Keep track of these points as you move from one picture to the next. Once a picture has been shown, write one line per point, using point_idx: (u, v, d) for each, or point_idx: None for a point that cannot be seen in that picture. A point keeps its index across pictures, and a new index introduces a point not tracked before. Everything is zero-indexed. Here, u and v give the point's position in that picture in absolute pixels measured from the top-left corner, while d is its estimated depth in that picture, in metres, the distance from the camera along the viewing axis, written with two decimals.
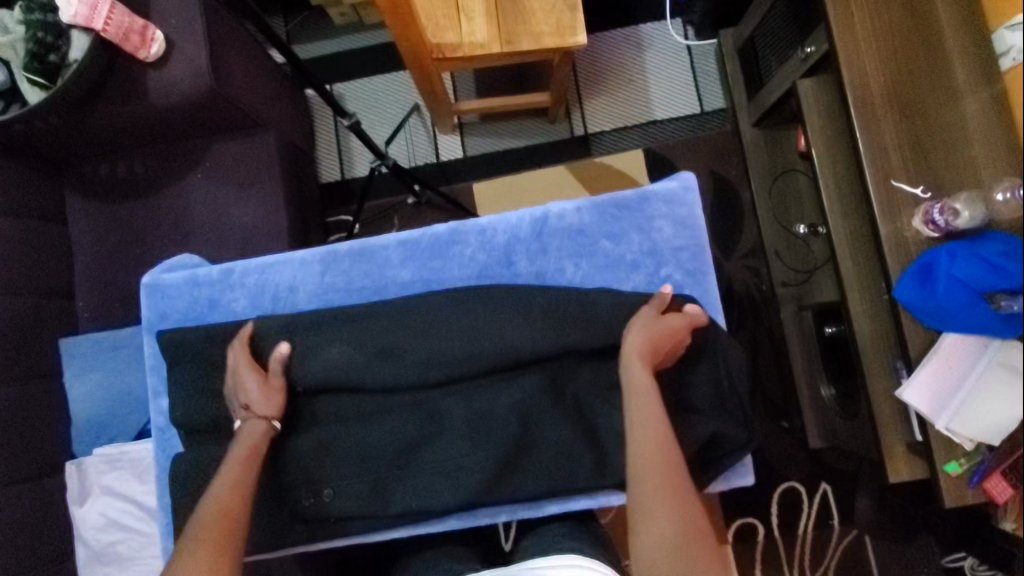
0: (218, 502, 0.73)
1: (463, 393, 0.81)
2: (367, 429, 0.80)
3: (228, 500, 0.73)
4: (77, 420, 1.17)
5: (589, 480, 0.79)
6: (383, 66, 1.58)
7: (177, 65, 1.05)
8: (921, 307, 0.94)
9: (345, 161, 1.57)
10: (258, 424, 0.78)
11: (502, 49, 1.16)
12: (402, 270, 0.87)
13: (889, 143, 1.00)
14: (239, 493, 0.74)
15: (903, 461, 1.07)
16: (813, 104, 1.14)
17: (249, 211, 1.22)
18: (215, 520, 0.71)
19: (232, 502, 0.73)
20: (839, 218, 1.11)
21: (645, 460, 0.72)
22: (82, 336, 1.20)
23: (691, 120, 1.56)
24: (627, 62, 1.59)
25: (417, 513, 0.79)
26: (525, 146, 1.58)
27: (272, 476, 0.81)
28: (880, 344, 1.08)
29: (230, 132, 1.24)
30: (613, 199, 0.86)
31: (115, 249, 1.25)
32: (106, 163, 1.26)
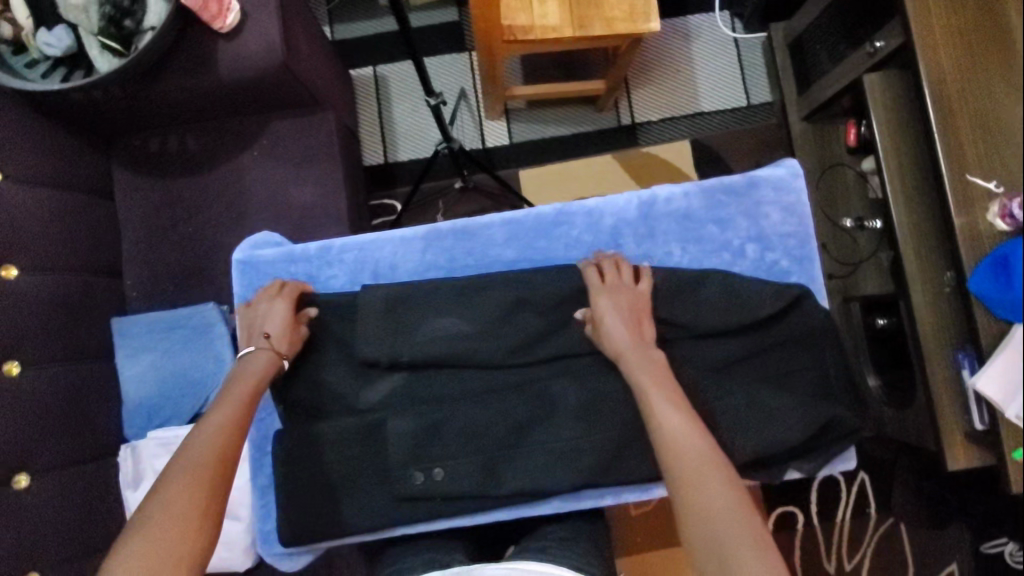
0: (209, 443, 0.70)
1: (575, 375, 0.81)
2: (477, 408, 0.80)
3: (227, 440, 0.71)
4: (129, 401, 1.14)
5: None
6: (429, 49, 1.56)
7: (249, 38, 1.02)
8: (996, 298, 0.96)
9: (390, 143, 1.55)
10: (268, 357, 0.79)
11: (574, 33, 1.15)
12: (505, 251, 0.87)
13: (965, 138, 1.02)
14: (235, 434, 0.73)
15: (962, 450, 1.09)
16: (879, 97, 1.15)
17: (309, 192, 1.19)
18: (208, 462, 0.69)
19: (228, 442, 0.71)
20: (905, 211, 1.13)
21: (676, 437, 0.69)
22: (136, 315, 1.16)
23: (737, 112, 1.57)
24: (674, 53, 1.59)
25: (530, 494, 0.78)
26: (573, 133, 1.57)
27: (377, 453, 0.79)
28: (942, 335, 1.10)
29: (289, 109, 1.20)
30: (719, 183, 0.87)
31: (166, 228, 1.20)
32: (158, 136, 1.21)
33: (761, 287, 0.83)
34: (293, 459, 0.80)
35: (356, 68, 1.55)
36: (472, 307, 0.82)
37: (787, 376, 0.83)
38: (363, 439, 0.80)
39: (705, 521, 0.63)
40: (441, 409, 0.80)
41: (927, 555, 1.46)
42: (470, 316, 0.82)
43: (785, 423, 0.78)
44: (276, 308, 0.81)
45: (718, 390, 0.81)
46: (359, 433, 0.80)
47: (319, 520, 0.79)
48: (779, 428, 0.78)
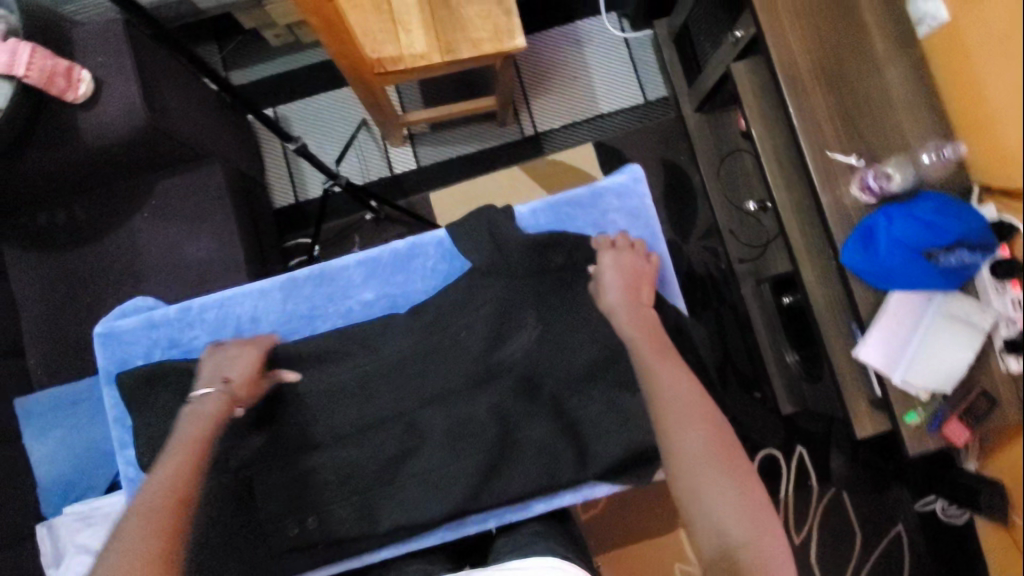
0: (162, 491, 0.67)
1: (441, 404, 0.83)
2: (349, 450, 0.82)
3: (176, 484, 0.68)
4: (42, 480, 1.13)
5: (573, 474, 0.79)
6: (325, 84, 1.57)
7: (109, 104, 1.02)
8: (866, 269, 0.99)
9: (297, 183, 1.55)
10: (220, 400, 0.76)
11: (442, 59, 1.16)
12: (363, 291, 0.88)
13: (822, 117, 1.05)
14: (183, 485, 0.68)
15: (867, 416, 1.12)
16: (748, 86, 1.19)
17: (202, 246, 1.19)
18: (163, 503, 0.66)
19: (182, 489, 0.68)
20: (784, 191, 1.15)
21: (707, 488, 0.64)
22: (39, 392, 1.14)
23: (635, 110, 1.60)
24: (567, 59, 1.61)
25: (407, 529, 0.80)
26: (478, 150, 1.59)
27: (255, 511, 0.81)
28: (834, 308, 1.13)
29: (173, 166, 1.20)
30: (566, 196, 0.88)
31: (63, 300, 1.19)
32: (44, 211, 1.19)
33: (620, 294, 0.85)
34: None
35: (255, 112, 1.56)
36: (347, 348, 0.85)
37: None
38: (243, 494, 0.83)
39: (699, 475, 0.64)
40: (318, 453, 0.83)
41: (871, 519, 1.49)
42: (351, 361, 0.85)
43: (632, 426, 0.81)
44: (247, 354, 0.81)
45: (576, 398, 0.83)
46: (237, 489, 0.82)
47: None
48: (624, 433, 0.81)
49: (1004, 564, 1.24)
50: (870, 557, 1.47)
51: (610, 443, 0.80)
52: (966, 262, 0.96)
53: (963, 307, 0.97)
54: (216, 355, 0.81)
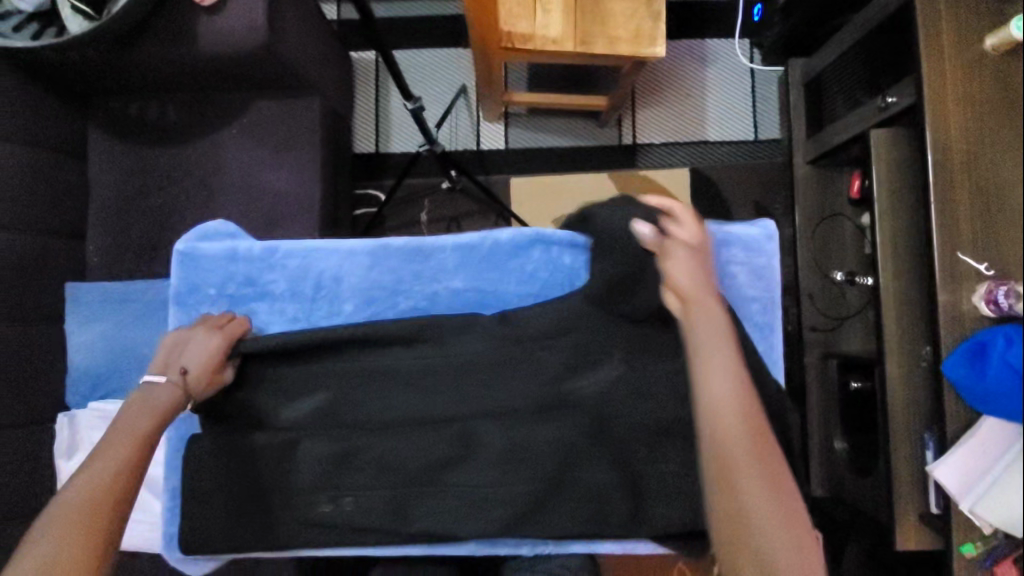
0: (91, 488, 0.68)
1: (505, 419, 0.80)
2: (393, 440, 0.80)
3: (106, 481, 0.68)
4: (74, 370, 1.11)
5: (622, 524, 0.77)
6: (436, 40, 1.51)
7: (231, 13, 0.97)
8: (966, 385, 0.93)
9: (382, 133, 1.51)
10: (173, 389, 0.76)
11: (575, 49, 1.10)
12: (453, 279, 0.84)
13: (963, 213, 0.97)
14: (111, 485, 0.68)
15: (912, 529, 1.06)
16: (884, 155, 1.10)
17: (283, 178, 1.16)
18: (84, 507, 0.66)
19: (110, 491, 0.68)
20: (891, 277, 1.08)
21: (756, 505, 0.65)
22: (91, 282, 1.13)
23: (742, 146, 1.52)
24: (686, 76, 1.53)
25: (439, 536, 0.78)
26: (571, 146, 1.52)
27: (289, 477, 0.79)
28: (910, 410, 1.07)
29: (275, 89, 1.16)
30: None
31: (135, 196, 1.16)
32: (137, 101, 1.16)
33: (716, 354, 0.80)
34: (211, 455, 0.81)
35: (359, 51, 1.51)
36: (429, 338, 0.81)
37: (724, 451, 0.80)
38: (283, 456, 0.80)
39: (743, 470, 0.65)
40: (371, 435, 0.80)
41: None
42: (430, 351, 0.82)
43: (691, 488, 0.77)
44: (202, 344, 0.78)
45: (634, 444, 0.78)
46: (275, 449, 0.80)
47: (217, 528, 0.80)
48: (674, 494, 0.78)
49: None
50: None
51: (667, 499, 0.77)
52: None
53: None
54: (177, 339, 0.80)
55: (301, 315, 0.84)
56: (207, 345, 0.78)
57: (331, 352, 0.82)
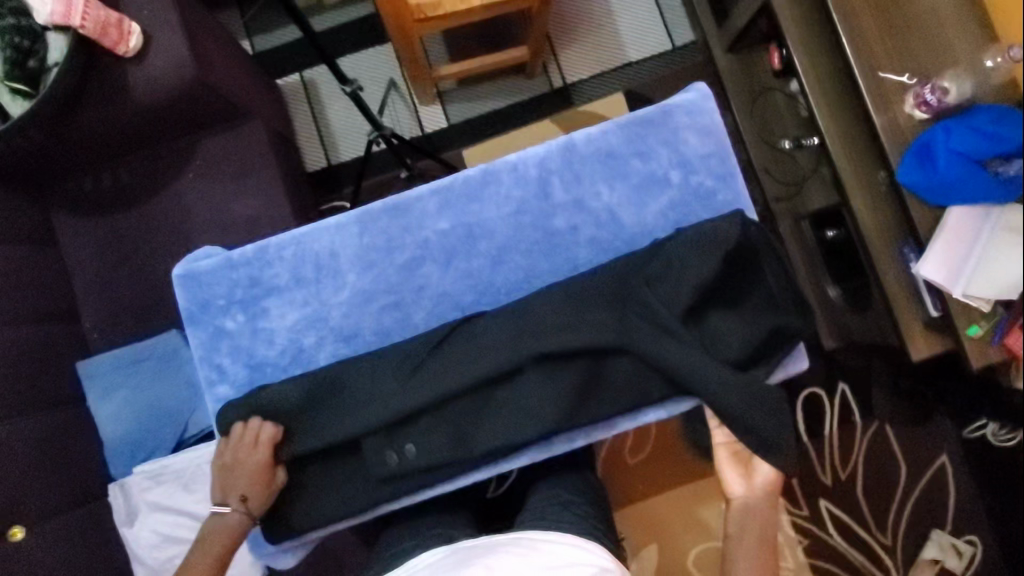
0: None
1: (520, 322, 0.76)
2: (437, 378, 0.75)
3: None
4: (108, 442, 1.14)
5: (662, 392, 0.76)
6: (352, 44, 1.55)
7: (156, 57, 1.01)
8: (925, 184, 1.00)
9: (328, 146, 1.54)
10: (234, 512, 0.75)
11: (482, 1, 1.16)
12: (439, 221, 0.82)
13: (871, 38, 1.04)
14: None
15: (921, 337, 1.12)
16: (790, 15, 1.17)
17: (250, 204, 1.19)
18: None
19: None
20: (830, 120, 1.15)
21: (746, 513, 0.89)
22: (99, 355, 1.15)
23: (664, 56, 1.59)
24: (592, 8, 1.60)
25: (500, 452, 0.76)
26: (507, 104, 1.58)
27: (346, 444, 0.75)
28: (885, 233, 1.13)
29: (215, 125, 1.19)
30: (635, 115, 0.82)
31: (115, 264, 1.19)
32: (89, 175, 1.19)
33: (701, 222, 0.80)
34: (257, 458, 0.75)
35: (283, 76, 1.55)
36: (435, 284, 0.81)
37: (739, 298, 0.79)
38: (321, 432, 0.76)
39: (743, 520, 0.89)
40: (399, 388, 0.75)
41: (914, 451, 1.50)
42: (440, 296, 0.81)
43: (729, 333, 0.77)
44: (246, 466, 0.74)
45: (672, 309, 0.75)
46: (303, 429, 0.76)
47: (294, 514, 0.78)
48: (726, 339, 0.77)
49: None
50: (916, 487, 1.50)
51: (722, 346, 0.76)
52: None
53: None
54: (221, 460, 0.77)
55: (305, 302, 0.81)
56: (256, 464, 0.74)
57: (345, 327, 0.81)
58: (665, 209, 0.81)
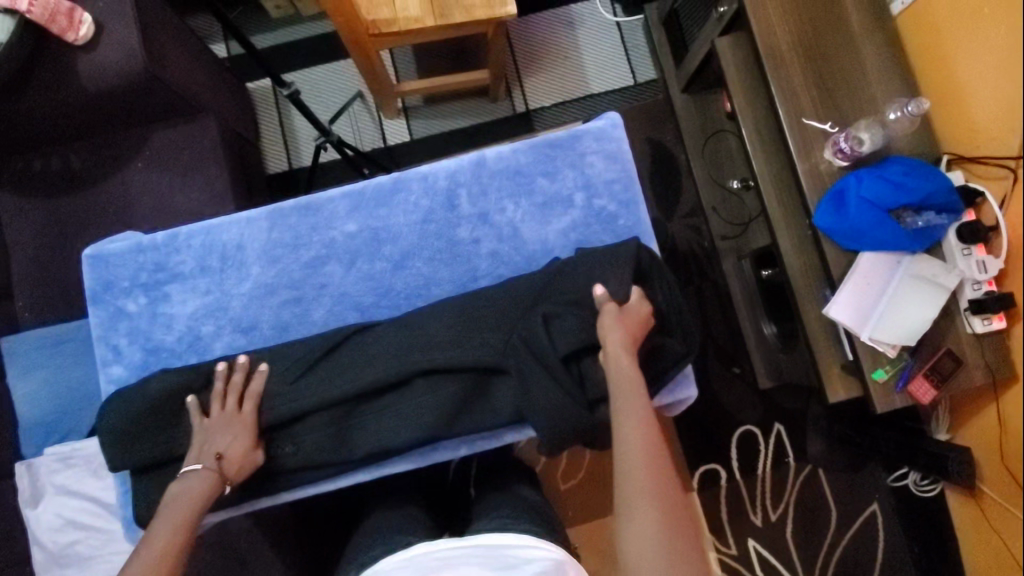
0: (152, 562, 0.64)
1: (417, 330, 0.78)
2: (326, 382, 0.76)
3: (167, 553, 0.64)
4: (24, 422, 1.14)
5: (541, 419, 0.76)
6: (323, 55, 1.60)
7: (108, 48, 1.05)
8: (838, 229, 1.03)
9: (291, 150, 1.58)
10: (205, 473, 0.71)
11: (436, 22, 1.20)
12: (348, 223, 0.84)
13: (798, 86, 1.08)
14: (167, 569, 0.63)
15: (839, 380, 1.13)
16: (730, 60, 1.22)
17: (194, 197, 1.21)
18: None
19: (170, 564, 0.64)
20: (763, 163, 1.18)
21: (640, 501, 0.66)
22: (24, 333, 1.16)
23: (625, 92, 1.64)
24: (559, 41, 1.65)
25: (380, 455, 0.77)
26: (470, 124, 1.62)
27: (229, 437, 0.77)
28: (809, 276, 1.16)
29: (168, 118, 1.22)
30: (545, 138, 0.85)
31: (54, 246, 1.21)
32: (39, 156, 1.21)
33: (600, 246, 0.82)
34: (133, 437, 0.76)
35: (253, 80, 1.59)
36: (337, 283, 0.83)
37: None
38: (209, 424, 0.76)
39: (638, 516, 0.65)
40: (295, 391, 0.77)
41: (847, 498, 1.49)
42: (340, 296, 0.83)
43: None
44: (240, 430, 0.74)
45: (556, 326, 0.77)
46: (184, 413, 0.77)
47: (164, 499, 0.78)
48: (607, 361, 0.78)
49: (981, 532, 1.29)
50: (846, 533, 1.48)
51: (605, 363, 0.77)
52: (933, 223, 1.01)
53: (929, 268, 1.01)
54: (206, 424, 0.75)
55: (209, 291, 0.83)
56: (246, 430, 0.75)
57: (244, 318, 0.82)
58: (567, 229, 0.84)
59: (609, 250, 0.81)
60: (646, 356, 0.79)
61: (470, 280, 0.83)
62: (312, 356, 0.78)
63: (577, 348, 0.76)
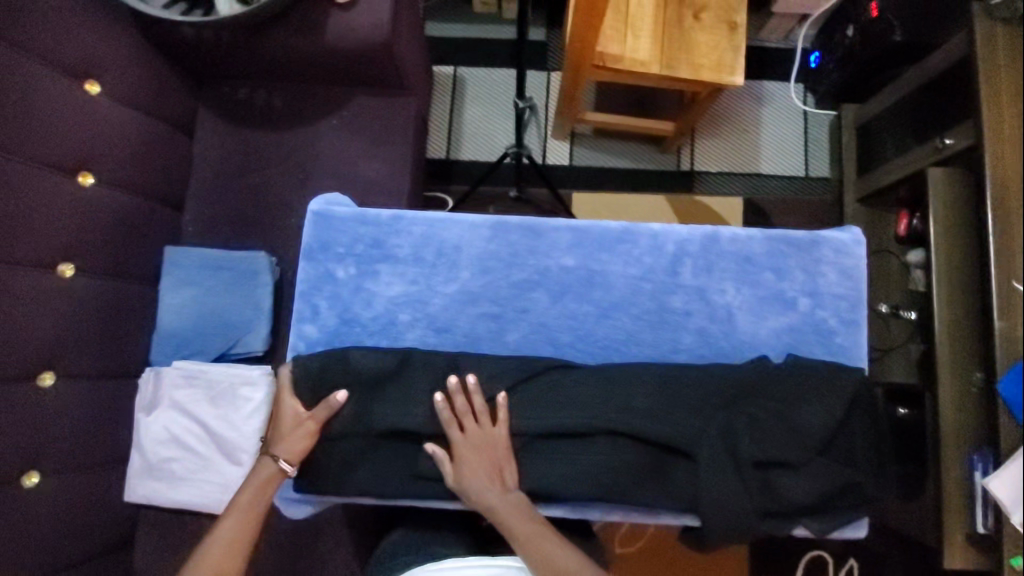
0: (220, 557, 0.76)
1: (616, 387, 0.77)
2: (516, 409, 0.75)
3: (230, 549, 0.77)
4: (158, 331, 1.16)
5: (718, 516, 0.72)
6: (513, 61, 1.62)
7: (360, 11, 1.07)
8: (1021, 406, 0.94)
9: (454, 141, 1.59)
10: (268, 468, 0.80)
11: (660, 71, 1.19)
12: (566, 257, 0.83)
13: (1018, 246, 1.01)
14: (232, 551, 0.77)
15: (960, 549, 1.08)
16: (939, 191, 1.15)
17: (375, 168, 1.22)
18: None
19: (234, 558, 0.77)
20: (947, 306, 1.13)
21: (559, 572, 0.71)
22: (188, 248, 1.19)
23: (793, 181, 1.60)
24: (743, 112, 1.63)
25: (541, 496, 0.76)
26: (632, 167, 1.61)
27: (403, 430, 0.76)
28: (963, 433, 1.10)
29: (375, 87, 1.24)
30: (784, 234, 0.83)
31: (233, 173, 1.24)
32: (246, 86, 1.25)
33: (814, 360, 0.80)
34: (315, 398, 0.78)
35: (440, 65, 1.61)
36: (539, 313, 0.83)
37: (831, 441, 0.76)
38: (393, 411, 0.76)
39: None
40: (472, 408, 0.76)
41: None
42: (539, 326, 0.83)
43: (800, 474, 0.74)
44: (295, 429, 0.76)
45: (758, 428, 0.74)
46: (367, 389, 0.77)
47: (322, 464, 0.78)
48: (797, 481, 0.74)
49: None
50: None
51: (796, 483, 0.73)
52: None
53: None
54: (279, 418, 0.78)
55: (416, 281, 0.83)
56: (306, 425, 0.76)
57: (441, 318, 0.83)
58: (781, 330, 0.82)
59: (825, 369, 0.78)
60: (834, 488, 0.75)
61: (669, 350, 0.82)
62: (507, 378, 0.77)
63: (773, 459, 0.74)
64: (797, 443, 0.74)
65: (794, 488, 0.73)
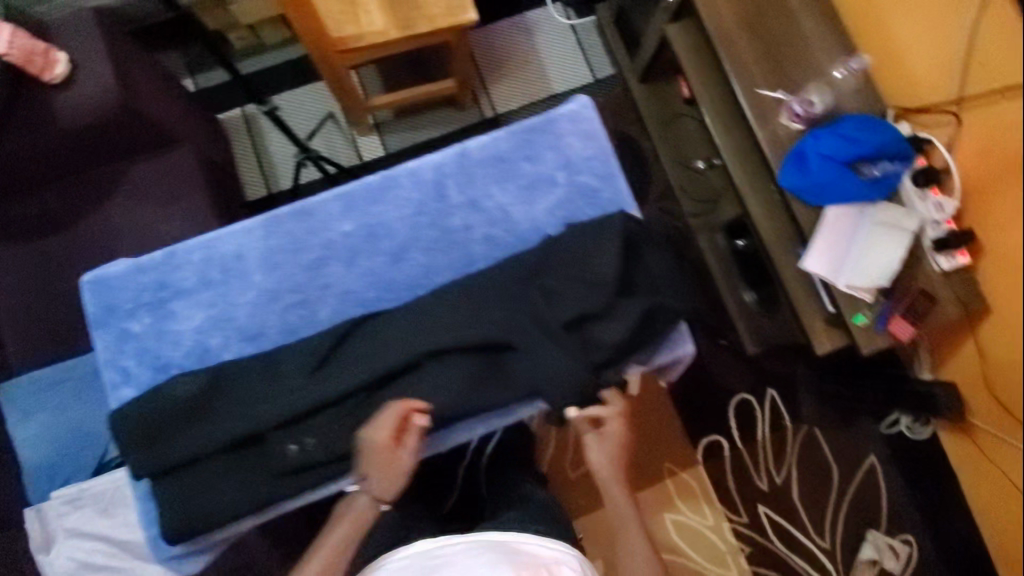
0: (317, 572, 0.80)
1: (424, 318, 0.83)
2: (340, 373, 0.82)
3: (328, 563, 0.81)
4: (26, 470, 1.12)
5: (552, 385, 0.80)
6: (291, 81, 1.64)
7: (83, 84, 1.07)
8: (802, 187, 1.09)
9: (268, 175, 1.60)
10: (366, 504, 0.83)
11: (401, 34, 1.25)
12: (343, 223, 0.91)
13: (749, 63, 1.15)
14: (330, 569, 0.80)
15: (824, 333, 1.13)
16: (681, 46, 1.29)
17: (177, 226, 1.22)
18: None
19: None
20: (725, 137, 1.24)
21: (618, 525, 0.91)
22: (26, 376, 1.14)
23: (585, 88, 1.71)
24: (518, 46, 1.72)
25: (395, 441, 0.82)
26: (441, 133, 1.67)
27: (250, 435, 0.82)
28: (782, 237, 1.19)
29: (145, 152, 1.23)
30: (523, 124, 0.93)
31: (38, 288, 1.20)
32: (16, 200, 1.21)
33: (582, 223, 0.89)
34: (152, 440, 0.83)
35: (224, 111, 1.61)
36: (333, 286, 0.91)
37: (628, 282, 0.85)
38: (237, 423, 0.82)
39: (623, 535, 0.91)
40: (296, 392, 0.82)
41: (845, 452, 1.55)
42: (342, 296, 0.91)
43: (613, 318, 0.82)
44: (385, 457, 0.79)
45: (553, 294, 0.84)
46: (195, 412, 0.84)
47: (193, 505, 0.82)
48: (611, 325, 0.82)
49: (977, 468, 1.34)
50: (850, 488, 1.53)
51: (609, 327, 0.82)
52: (889, 172, 1.08)
53: (892, 214, 1.07)
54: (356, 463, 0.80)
55: (216, 300, 0.90)
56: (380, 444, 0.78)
57: (248, 328, 0.91)
58: (549, 208, 0.92)
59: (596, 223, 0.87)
60: (645, 318, 0.84)
61: (465, 265, 0.92)
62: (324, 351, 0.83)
63: (579, 315, 0.82)
64: (588, 296, 0.83)
65: (607, 331, 0.82)
